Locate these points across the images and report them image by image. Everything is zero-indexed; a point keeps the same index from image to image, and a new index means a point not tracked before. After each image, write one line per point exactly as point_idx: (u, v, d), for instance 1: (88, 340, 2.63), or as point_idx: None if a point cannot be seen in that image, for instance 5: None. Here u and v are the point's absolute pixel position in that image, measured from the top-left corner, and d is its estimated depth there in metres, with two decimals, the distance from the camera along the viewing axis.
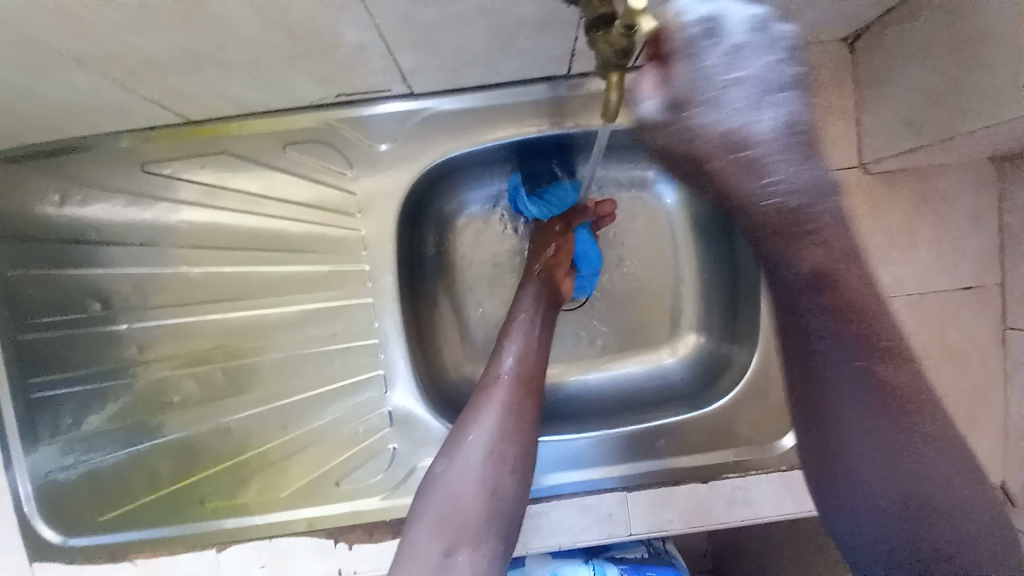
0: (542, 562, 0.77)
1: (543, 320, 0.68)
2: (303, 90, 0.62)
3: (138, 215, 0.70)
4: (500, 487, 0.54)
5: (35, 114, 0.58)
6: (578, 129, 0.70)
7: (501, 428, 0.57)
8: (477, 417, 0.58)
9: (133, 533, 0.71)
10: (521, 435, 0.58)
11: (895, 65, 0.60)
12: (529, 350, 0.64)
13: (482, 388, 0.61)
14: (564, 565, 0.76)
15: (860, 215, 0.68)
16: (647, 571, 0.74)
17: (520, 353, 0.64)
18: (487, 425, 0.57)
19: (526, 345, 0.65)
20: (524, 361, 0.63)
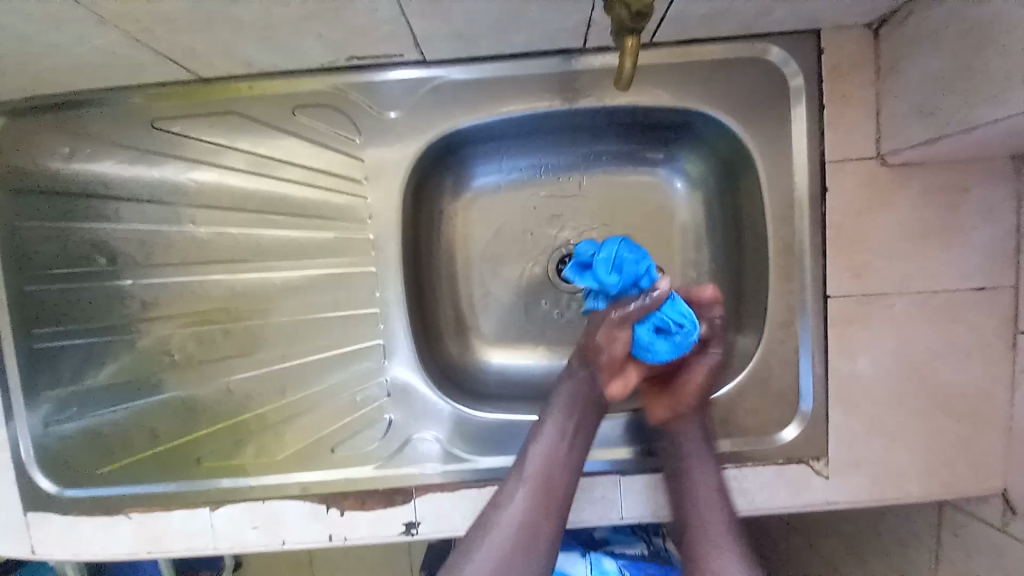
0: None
1: (580, 420, 0.65)
2: (313, 52, 0.61)
3: (147, 172, 0.70)
4: None
5: (49, 64, 0.58)
6: (589, 106, 0.69)
7: (527, 522, 0.60)
8: (503, 505, 0.62)
9: (124, 490, 0.72)
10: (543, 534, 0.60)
11: (918, 53, 0.58)
12: (559, 451, 0.63)
13: (511, 478, 0.63)
14: (562, 558, 0.75)
15: (875, 209, 0.67)
16: (647, 568, 0.74)
17: (550, 450, 0.63)
18: (510, 523, 0.60)
19: (559, 444, 0.64)
20: (555, 460, 0.63)
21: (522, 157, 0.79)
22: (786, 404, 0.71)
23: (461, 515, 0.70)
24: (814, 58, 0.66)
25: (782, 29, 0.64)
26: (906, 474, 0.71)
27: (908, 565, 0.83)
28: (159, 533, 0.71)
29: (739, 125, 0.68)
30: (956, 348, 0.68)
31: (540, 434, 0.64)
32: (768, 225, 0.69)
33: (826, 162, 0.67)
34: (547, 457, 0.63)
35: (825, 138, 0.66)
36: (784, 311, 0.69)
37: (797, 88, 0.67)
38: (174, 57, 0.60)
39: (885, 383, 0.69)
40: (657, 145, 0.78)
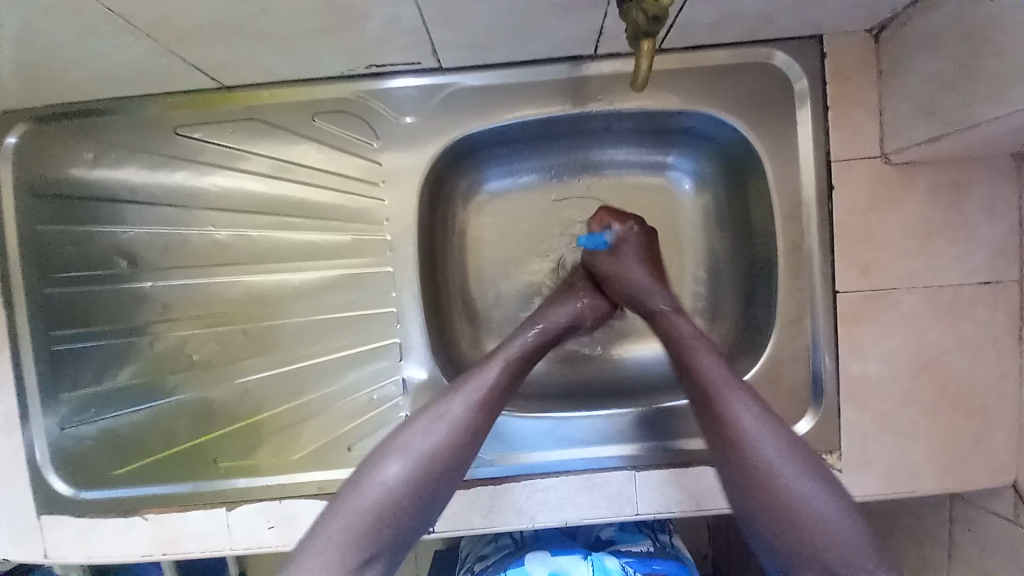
0: (541, 557, 0.75)
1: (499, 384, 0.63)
2: (334, 61, 0.64)
3: (169, 176, 0.71)
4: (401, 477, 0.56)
5: (81, 74, 0.61)
6: (599, 110, 0.71)
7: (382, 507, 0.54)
8: (406, 437, 0.58)
9: (141, 491, 0.72)
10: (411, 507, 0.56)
11: (918, 56, 0.60)
12: (473, 412, 0.60)
13: (425, 409, 0.61)
14: (564, 557, 0.75)
15: (881, 206, 0.68)
16: (654, 564, 0.74)
17: (473, 398, 0.61)
18: (376, 495, 0.55)
19: (474, 403, 0.61)
20: (473, 411, 0.60)
21: (533, 160, 0.81)
22: (797, 399, 0.72)
23: (476, 512, 0.70)
24: (817, 62, 0.68)
25: (786, 35, 0.67)
26: (919, 468, 0.71)
27: (921, 562, 0.83)
28: (175, 533, 0.71)
29: (745, 127, 0.70)
30: (964, 342, 0.69)
31: (443, 416, 0.60)
32: (776, 224, 0.71)
33: (832, 162, 0.68)
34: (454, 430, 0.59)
35: (830, 139, 0.68)
36: (793, 308, 0.71)
37: (801, 91, 0.69)
38: (201, 67, 0.62)
39: (895, 378, 0.70)
40: (665, 147, 0.80)
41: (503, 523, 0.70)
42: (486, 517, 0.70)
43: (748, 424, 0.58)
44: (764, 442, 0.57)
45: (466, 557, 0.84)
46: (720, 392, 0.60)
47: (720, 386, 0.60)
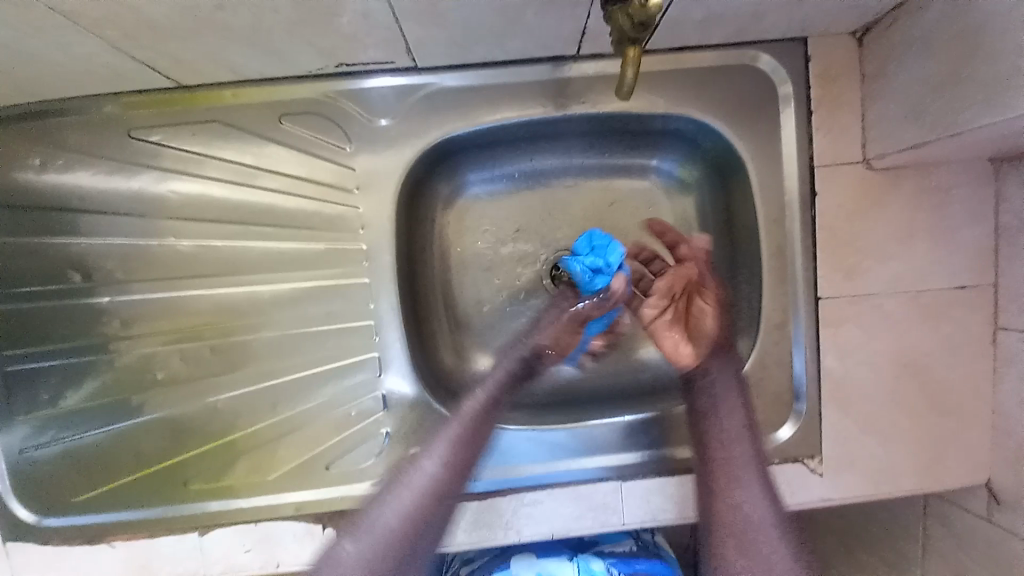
0: (527, 561, 0.74)
1: (478, 434, 0.67)
2: (302, 59, 0.60)
3: (125, 183, 0.67)
4: (417, 533, 0.62)
5: (19, 72, 0.55)
6: (582, 111, 0.68)
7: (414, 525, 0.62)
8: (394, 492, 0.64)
9: (107, 516, 0.69)
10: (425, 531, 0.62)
11: (902, 60, 0.60)
12: (450, 460, 0.65)
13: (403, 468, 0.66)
14: (548, 561, 0.74)
15: (864, 212, 0.68)
16: (636, 565, 0.74)
17: (441, 459, 0.65)
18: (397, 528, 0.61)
19: (449, 451, 0.65)
20: (445, 469, 0.65)
21: (514, 163, 0.78)
22: (781, 404, 0.72)
23: (461, 528, 0.69)
24: (802, 64, 0.67)
25: (771, 36, 0.65)
26: (898, 468, 0.72)
27: (898, 557, 0.85)
28: (146, 559, 0.68)
29: (731, 130, 0.69)
30: (942, 345, 0.70)
31: (437, 449, 0.66)
32: (760, 229, 0.70)
33: (816, 166, 0.68)
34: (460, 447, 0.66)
35: (814, 143, 0.68)
36: (777, 313, 0.70)
37: (786, 93, 0.68)
38: (156, 64, 0.57)
39: (876, 381, 0.71)
40: (648, 149, 0.78)
41: (488, 538, 0.69)
42: (471, 533, 0.69)
43: (742, 463, 0.65)
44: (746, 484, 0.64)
45: (452, 562, 0.83)
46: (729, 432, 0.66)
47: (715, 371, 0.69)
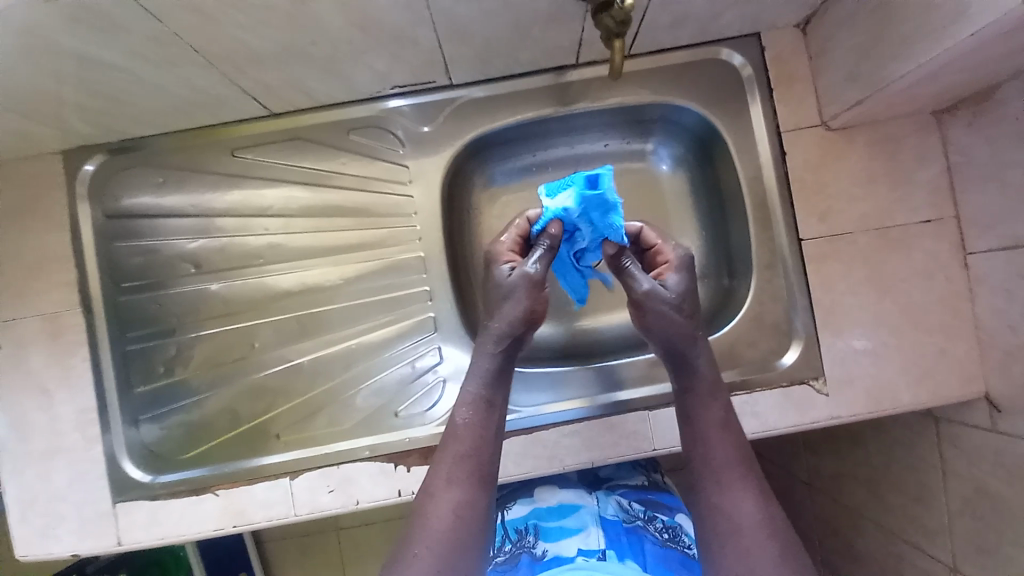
0: (550, 493, 0.89)
1: (500, 379, 0.68)
2: (364, 83, 0.78)
3: (226, 193, 0.84)
4: (474, 498, 0.62)
5: (158, 109, 0.75)
6: (586, 106, 0.85)
7: (456, 528, 0.59)
8: (442, 465, 0.63)
9: (209, 470, 0.81)
10: (469, 542, 0.59)
11: (835, 39, 0.75)
12: (476, 424, 0.66)
13: (451, 428, 0.66)
14: (569, 494, 0.88)
15: (827, 164, 0.81)
16: (645, 494, 0.90)
17: (473, 422, 0.66)
18: (442, 525, 0.59)
19: (479, 427, 0.65)
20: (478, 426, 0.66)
21: (532, 157, 0.94)
22: (781, 333, 0.82)
23: (512, 460, 0.81)
24: (758, 52, 0.83)
25: (730, 33, 0.82)
26: (897, 385, 0.80)
27: (923, 493, 0.88)
28: (243, 506, 0.79)
29: (706, 109, 0.84)
30: (916, 272, 0.80)
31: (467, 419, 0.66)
32: (742, 186, 0.84)
33: (781, 130, 0.82)
34: (473, 430, 0.65)
35: (778, 112, 0.82)
36: (766, 256, 0.83)
37: (749, 76, 0.83)
38: (259, 94, 0.76)
39: (864, 308, 0.80)
40: (643, 135, 0.94)
41: (535, 468, 0.80)
42: (522, 463, 0.80)
43: (733, 456, 0.65)
44: (729, 461, 0.64)
45: None
46: (714, 419, 0.67)
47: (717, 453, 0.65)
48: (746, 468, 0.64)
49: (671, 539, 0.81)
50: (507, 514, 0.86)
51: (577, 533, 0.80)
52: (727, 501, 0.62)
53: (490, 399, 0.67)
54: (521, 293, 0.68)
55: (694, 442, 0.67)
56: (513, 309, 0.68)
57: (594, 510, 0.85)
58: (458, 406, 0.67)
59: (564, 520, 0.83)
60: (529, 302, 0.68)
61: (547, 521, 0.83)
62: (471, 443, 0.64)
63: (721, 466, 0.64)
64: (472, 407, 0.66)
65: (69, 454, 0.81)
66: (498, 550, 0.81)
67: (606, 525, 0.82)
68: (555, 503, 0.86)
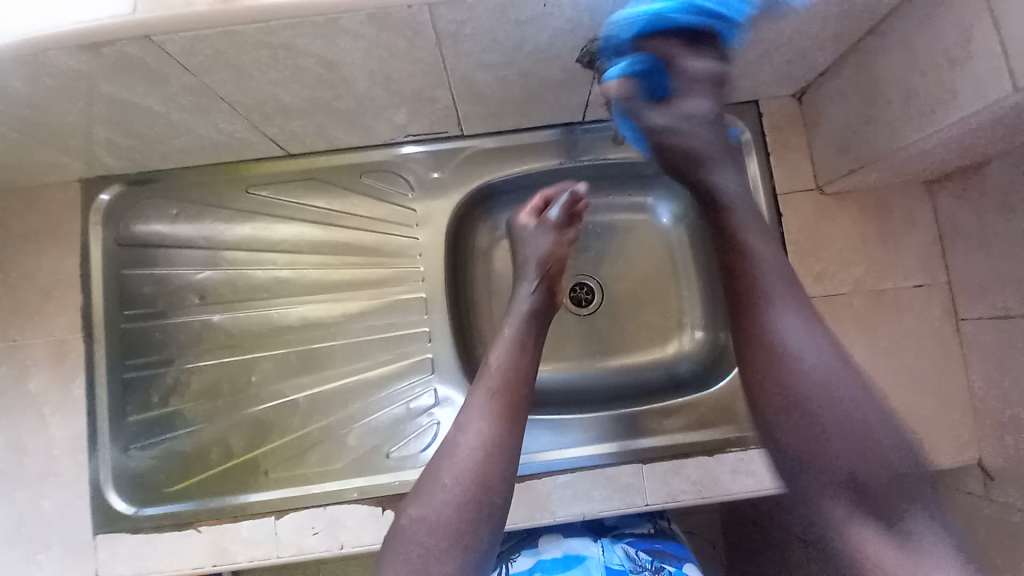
0: (555, 542, 0.86)
1: (528, 330, 0.71)
2: (379, 131, 0.81)
3: (238, 227, 0.86)
4: (500, 443, 0.61)
5: (180, 148, 0.78)
6: (591, 162, 0.88)
7: (477, 463, 0.60)
8: (471, 406, 0.64)
9: (196, 505, 0.80)
10: (492, 473, 0.60)
11: (829, 111, 0.79)
12: (509, 365, 0.67)
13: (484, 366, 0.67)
14: (575, 543, 0.86)
15: (822, 227, 0.84)
16: (653, 542, 0.87)
17: (508, 362, 0.67)
18: (466, 455, 0.60)
19: (510, 365, 0.67)
20: (513, 368, 0.67)
21: None
22: None
23: None
24: (757, 119, 0.87)
25: (730, 100, 0.86)
26: None
27: None
28: (228, 544, 0.77)
29: None
30: (911, 336, 0.81)
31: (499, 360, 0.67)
32: None
33: (778, 194, 0.85)
34: (507, 368, 0.67)
35: (775, 176, 0.85)
36: None
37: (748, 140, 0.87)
38: (279, 139, 0.79)
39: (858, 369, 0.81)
40: (644, 189, 0.97)
41: (527, 519, 0.79)
42: (514, 513, 0.79)
43: (795, 324, 0.64)
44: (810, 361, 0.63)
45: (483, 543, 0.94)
46: (783, 293, 0.66)
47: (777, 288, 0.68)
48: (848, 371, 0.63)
49: None
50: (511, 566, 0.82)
51: None
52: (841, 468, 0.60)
53: (521, 342, 0.69)
54: (544, 236, 0.79)
55: (790, 397, 0.63)
56: (536, 252, 0.78)
57: (601, 560, 0.82)
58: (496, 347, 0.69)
59: (569, 571, 0.81)
60: (551, 246, 0.78)
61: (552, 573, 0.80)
62: (502, 381, 0.65)
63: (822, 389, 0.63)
64: (506, 348, 0.68)
65: (57, 481, 0.79)
66: None
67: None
68: (561, 554, 0.83)
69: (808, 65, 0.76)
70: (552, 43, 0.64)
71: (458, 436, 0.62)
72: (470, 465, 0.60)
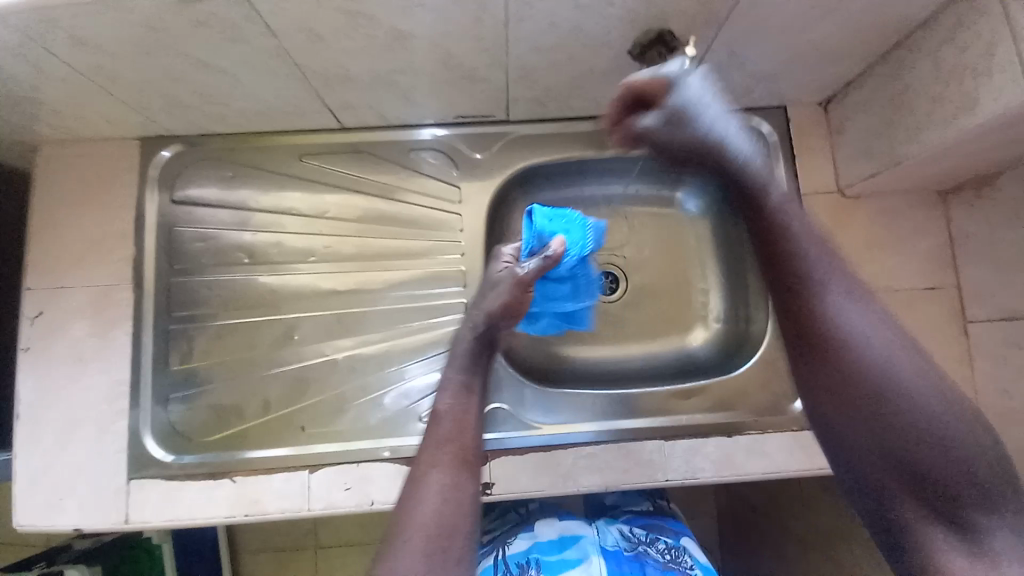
0: (551, 526, 0.93)
1: (478, 372, 0.69)
2: (431, 110, 0.86)
3: (286, 193, 0.91)
4: (462, 489, 0.60)
5: (242, 111, 0.82)
6: (627, 153, 0.93)
7: (438, 517, 0.57)
8: (424, 467, 0.61)
9: (228, 456, 0.82)
10: (459, 526, 0.57)
11: (853, 119, 0.85)
12: (458, 409, 0.66)
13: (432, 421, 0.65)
14: (569, 525, 0.93)
15: (841, 228, 0.89)
16: (650, 519, 0.97)
17: (457, 409, 0.65)
18: (428, 511, 0.57)
19: (459, 410, 0.65)
20: (462, 415, 0.65)
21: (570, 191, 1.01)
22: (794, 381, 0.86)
23: (529, 477, 0.83)
24: (785, 123, 0.92)
25: (760, 104, 0.92)
26: None
27: None
28: (258, 495, 0.80)
29: None
30: (921, 334, 0.85)
31: (450, 407, 0.66)
32: None
33: (801, 194, 0.90)
34: (456, 415, 0.65)
35: (799, 176, 0.90)
36: None
37: (776, 142, 0.92)
38: (337, 110, 0.84)
39: None
40: (674, 184, 1.01)
41: (550, 486, 0.83)
42: (539, 481, 0.83)
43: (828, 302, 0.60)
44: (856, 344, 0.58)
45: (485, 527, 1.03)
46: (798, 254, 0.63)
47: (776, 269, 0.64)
48: (923, 380, 0.55)
49: (671, 560, 0.88)
50: (510, 549, 0.89)
51: (578, 564, 0.85)
52: (880, 412, 0.56)
53: (468, 384, 0.68)
54: (504, 288, 0.74)
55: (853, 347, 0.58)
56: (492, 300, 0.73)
57: (595, 541, 0.90)
58: (441, 395, 0.67)
59: (566, 550, 0.88)
60: (509, 296, 0.73)
61: (548, 554, 0.87)
62: (453, 425, 0.64)
63: (843, 350, 0.58)
64: (453, 393, 0.67)
65: (93, 423, 0.82)
66: None
67: (607, 555, 0.87)
68: (557, 536, 0.91)
69: (837, 73, 0.82)
70: (608, 32, 0.69)
71: (414, 495, 0.59)
72: (432, 521, 0.56)
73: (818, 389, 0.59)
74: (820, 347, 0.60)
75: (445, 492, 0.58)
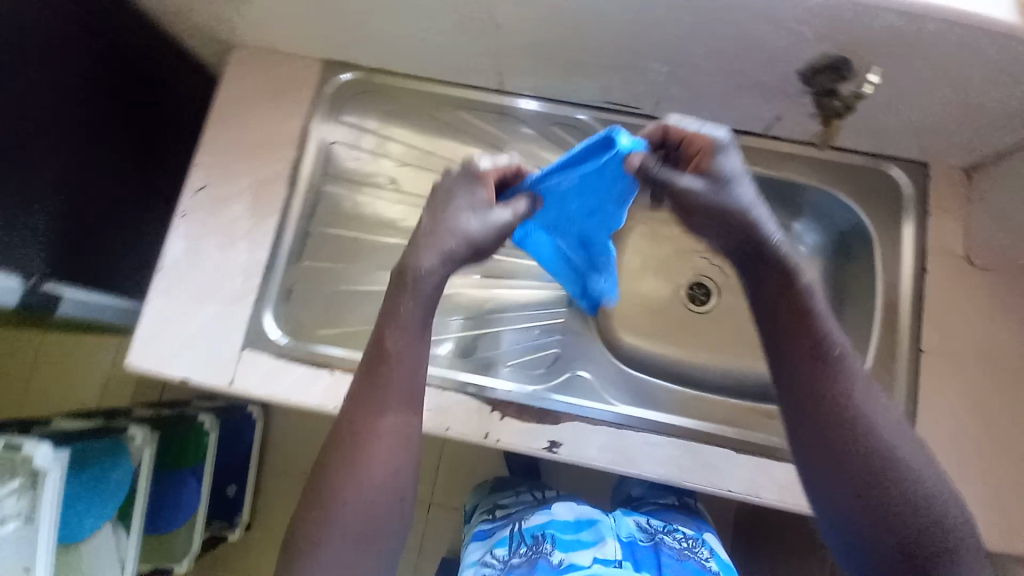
0: (567, 508, 0.97)
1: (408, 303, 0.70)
2: (587, 91, 0.92)
3: (440, 141, 1.02)
4: (399, 466, 0.70)
5: (422, 54, 0.91)
6: (760, 172, 0.95)
7: (380, 482, 0.69)
8: (367, 435, 0.69)
9: (333, 351, 0.91)
10: (397, 493, 0.70)
11: (999, 190, 0.84)
12: (406, 365, 0.70)
13: (374, 365, 0.70)
14: (584, 511, 0.96)
15: (959, 294, 0.88)
16: (673, 511, 1.10)
17: (405, 368, 0.70)
18: (371, 484, 0.69)
19: (407, 367, 0.70)
20: (403, 369, 0.70)
21: None
22: None
23: (595, 449, 0.86)
24: (923, 181, 0.92)
25: (903, 156, 0.92)
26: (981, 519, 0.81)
27: None
28: None
29: (862, 211, 0.93)
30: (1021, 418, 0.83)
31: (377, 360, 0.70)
32: (877, 286, 0.91)
33: (927, 251, 0.90)
34: (401, 370, 0.70)
35: (928, 234, 0.90)
36: (883, 353, 0.88)
37: (910, 196, 0.92)
38: (505, 71, 0.91)
39: (963, 433, 0.83)
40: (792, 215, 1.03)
41: (613, 464, 0.85)
42: (604, 455, 0.85)
43: (837, 362, 0.66)
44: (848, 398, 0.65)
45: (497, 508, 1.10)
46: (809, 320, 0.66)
47: (804, 337, 0.66)
48: (890, 453, 0.64)
49: (688, 548, 0.95)
50: (526, 522, 0.94)
51: (592, 545, 0.89)
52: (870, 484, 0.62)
53: (422, 334, 0.71)
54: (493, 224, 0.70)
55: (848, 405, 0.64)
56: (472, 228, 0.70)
57: (610, 529, 0.94)
58: (393, 338, 0.70)
59: (581, 532, 0.92)
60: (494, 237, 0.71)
61: (564, 534, 0.91)
62: (404, 378, 0.70)
63: (842, 409, 0.64)
64: (404, 339, 0.70)
65: (224, 292, 0.92)
66: (513, 554, 0.89)
67: (621, 542, 0.92)
68: (572, 518, 0.94)
69: (996, 142, 0.82)
70: (790, 50, 0.72)
71: (358, 468, 0.69)
72: (374, 493, 0.69)
73: (820, 448, 0.65)
74: (828, 409, 0.64)
75: (388, 470, 0.70)
